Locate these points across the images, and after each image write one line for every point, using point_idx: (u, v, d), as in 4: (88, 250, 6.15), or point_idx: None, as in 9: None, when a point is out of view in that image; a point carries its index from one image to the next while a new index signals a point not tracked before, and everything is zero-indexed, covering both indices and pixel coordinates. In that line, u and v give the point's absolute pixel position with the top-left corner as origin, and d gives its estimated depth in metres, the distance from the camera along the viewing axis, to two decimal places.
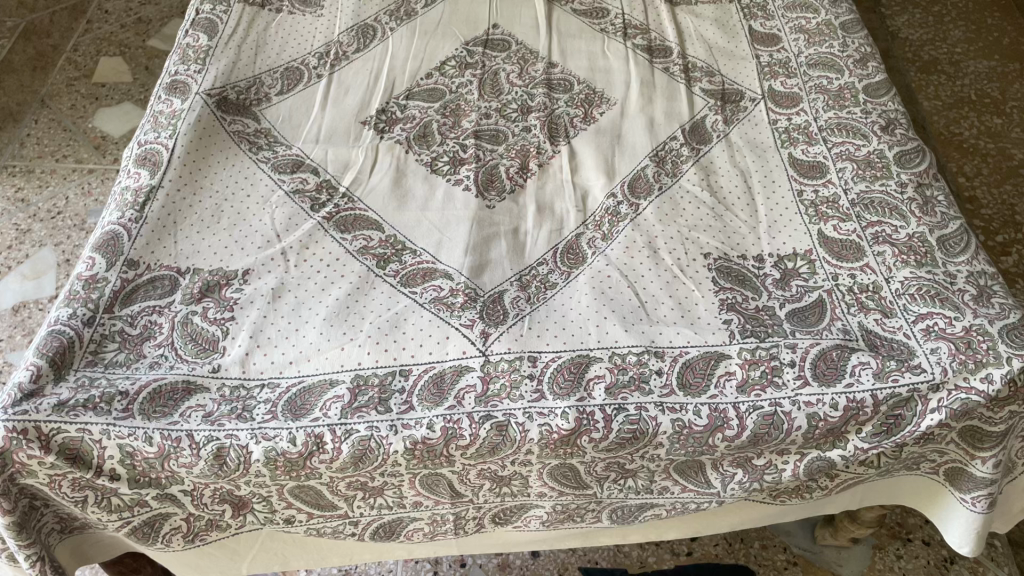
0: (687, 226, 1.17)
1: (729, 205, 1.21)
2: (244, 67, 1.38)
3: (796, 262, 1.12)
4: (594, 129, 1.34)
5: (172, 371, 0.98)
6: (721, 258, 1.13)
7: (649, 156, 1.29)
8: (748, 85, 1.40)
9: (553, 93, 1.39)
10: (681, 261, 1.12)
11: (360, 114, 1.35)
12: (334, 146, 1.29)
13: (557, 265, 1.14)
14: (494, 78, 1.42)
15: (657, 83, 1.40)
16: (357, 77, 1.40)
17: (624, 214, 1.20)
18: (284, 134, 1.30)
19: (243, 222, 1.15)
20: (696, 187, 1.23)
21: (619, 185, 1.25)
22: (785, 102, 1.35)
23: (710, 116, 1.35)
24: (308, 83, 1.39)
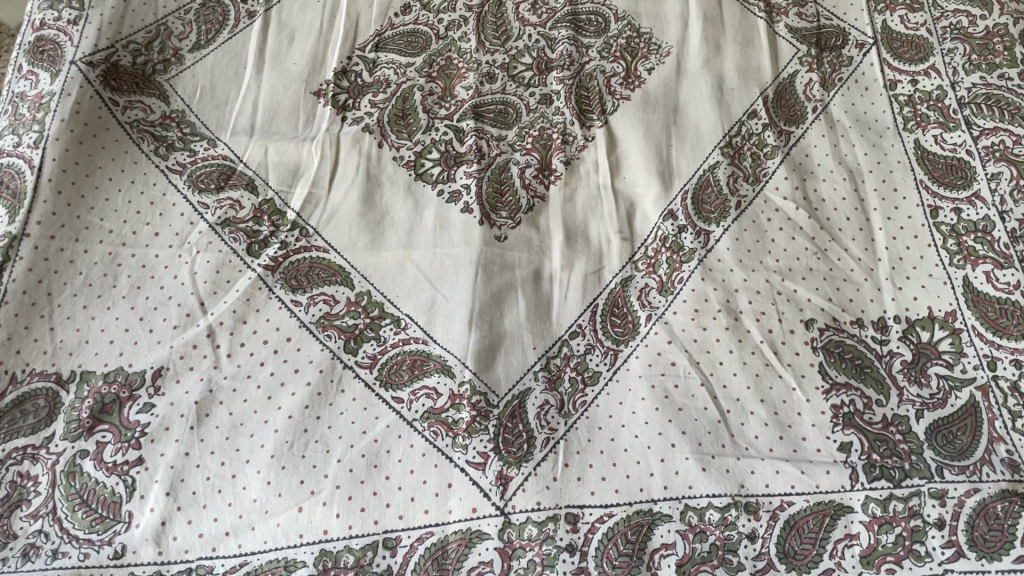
0: (778, 271, 0.84)
1: (836, 232, 0.86)
2: (141, 9, 0.97)
3: (933, 334, 0.80)
4: (642, 98, 0.96)
5: (54, 562, 0.68)
6: (829, 329, 0.80)
7: (720, 147, 0.92)
8: (852, 21, 1.00)
9: (581, 38, 1.00)
10: (775, 336, 0.80)
11: (312, 79, 0.96)
12: (276, 138, 0.91)
13: (597, 339, 0.81)
14: (499, 11, 1.01)
15: (726, 19, 1.01)
16: (306, 15, 1.00)
17: (690, 249, 0.85)
18: (205, 120, 0.92)
19: (150, 287, 0.81)
20: (787, 201, 0.88)
21: (680, 196, 0.89)
22: (907, 53, 0.97)
23: (803, 73, 0.97)
24: (237, 29, 0.98)
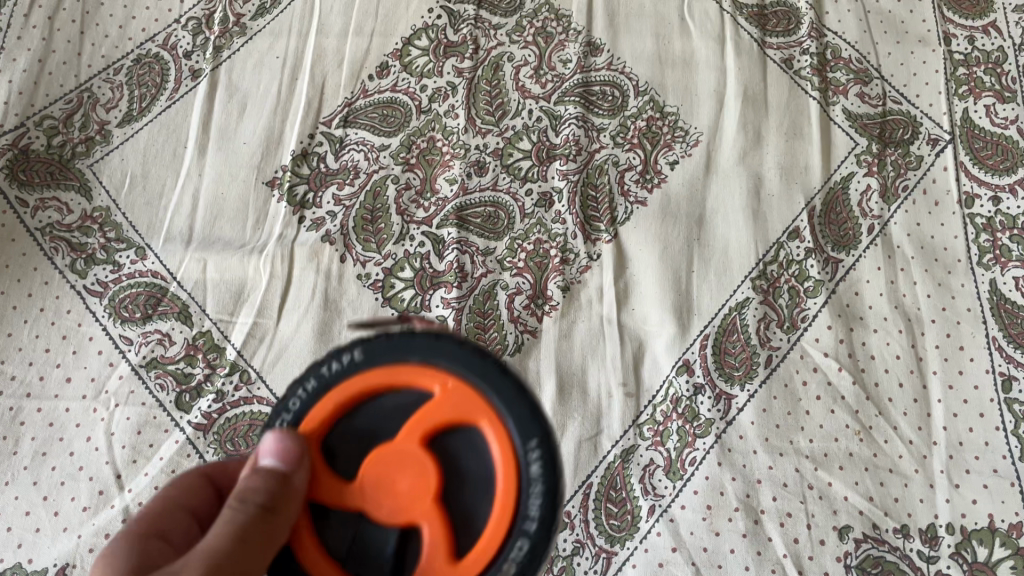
0: (811, 457, 0.70)
1: (884, 403, 0.72)
2: (60, 71, 0.81)
3: (992, 550, 0.67)
4: (661, 201, 0.79)
5: None
6: (867, 540, 0.67)
7: (751, 276, 0.76)
8: (927, 108, 0.82)
9: (592, 116, 0.82)
10: (800, 548, 0.67)
11: (265, 164, 0.79)
12: (218, 247, 0.76)
13: (588, 535, 0.68)
14: (494, 76, 0.84)
15: (771, 99, 0.83)
16: (260, 77, 0.82)
17: (707, 420, 0.71)
18: (133, 219, 0.77)
19: (57, 455, 0.68)
20: (828, 359, 0.73)
21: (698, 342, 0.74)
22: (992, 158, 0.80)
23: (860, 177, 0.80)
24: (176, 93, 0.81)
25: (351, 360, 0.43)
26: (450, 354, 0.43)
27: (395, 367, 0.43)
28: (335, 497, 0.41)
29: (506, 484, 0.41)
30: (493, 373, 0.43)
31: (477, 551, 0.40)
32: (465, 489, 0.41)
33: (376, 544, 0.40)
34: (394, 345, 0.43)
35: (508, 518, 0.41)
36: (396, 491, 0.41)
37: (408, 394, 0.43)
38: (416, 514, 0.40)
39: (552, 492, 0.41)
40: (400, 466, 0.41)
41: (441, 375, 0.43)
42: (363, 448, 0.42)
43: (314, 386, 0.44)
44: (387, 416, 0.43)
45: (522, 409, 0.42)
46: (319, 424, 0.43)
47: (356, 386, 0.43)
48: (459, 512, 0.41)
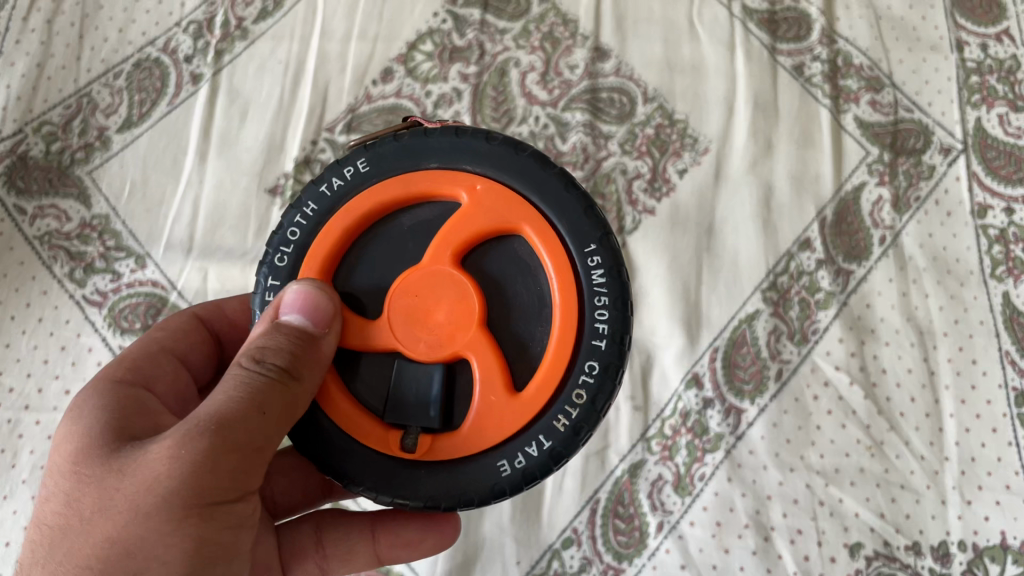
0: (822, 472, 0.69)
1: (896, 417, 0.71)
2: (59, 75, 0.79)
3: (1005, 568, 0.66)
4: (670, 210, 0.78)
5: None
6: (878, 558, 0.67)
7: (762, 287, 0.75)
8: (939, 116, 0.81)
9: (599, 123, 0.81)
10: (811, 565, 0.66)
11: (267, 171, 0.78)
12: (219, 256, 0.74)
13: (595, 551, 0.67)
14: (501, 82, 0.82)
15: (781, 106, 0.81)
16: (262, 81, 0.81)
17: (716, 435, 0.70)
18: (133, 227, 0.76)
19: None
20: (839, 372, 0.72)
21: (708, 354, 0.72)
22: (1005, 168, 0.79)
23: (872, 186, 0.78)
24: (176, 97, 0.80)
25: (359, 171, 0.47)
26: (495, 160, 0.47)
27: (417, 178, 0.47)
28: (368, 325, 0.46)
29: (564, 293, 0.45)
30: (557, 190, 0.46)
31: (536, 383, 0.45)
32: (509, 290, 0.47)
33: (421, 373, 0.45)
34: (410, 150, 0.47)
35: (572, 337, 0.45)
36: (439, 305, 0.45)
37: (437, 207, 0.48)
38: (461, 345, 0.45)
39: (617, 304, 0.46)
40: (441, 282, 0.45)
41: (472, 183, 0.47)
42: (394, 261, 0.47)
43: (315, 211, 0.47)
44: (416, 232, 0.48)
45: (577, 218, 0.46)
46: (331, 248, 0.47)
47: (380, 195, 0.47)
48: (500, 330, 0.46)
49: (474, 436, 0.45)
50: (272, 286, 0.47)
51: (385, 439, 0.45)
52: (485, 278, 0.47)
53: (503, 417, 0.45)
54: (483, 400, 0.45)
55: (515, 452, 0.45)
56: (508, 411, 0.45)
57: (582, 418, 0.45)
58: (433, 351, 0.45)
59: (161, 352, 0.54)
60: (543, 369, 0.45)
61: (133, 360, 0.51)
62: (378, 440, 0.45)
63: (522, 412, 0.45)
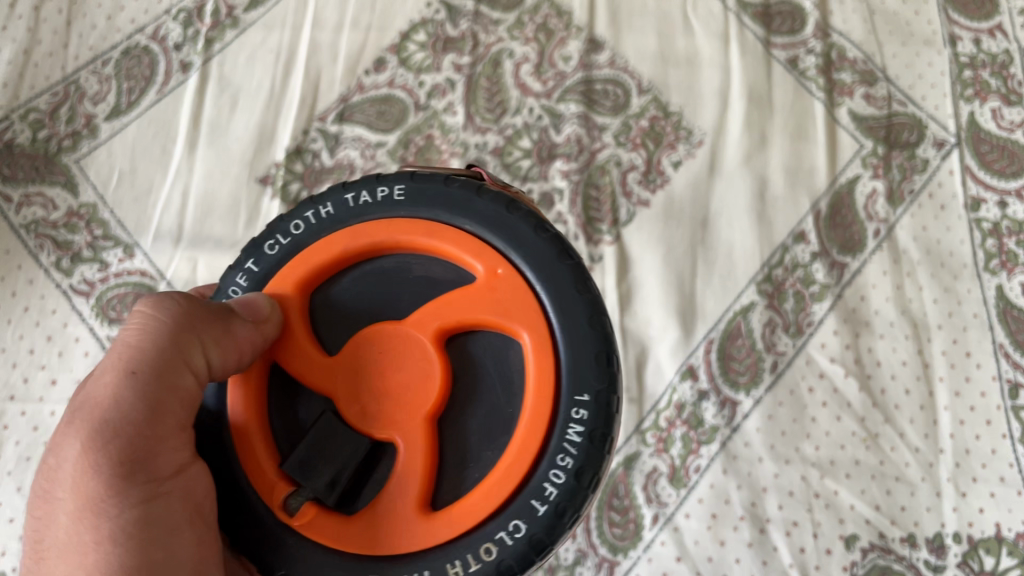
0: (818, 465, 0.69)
1: (891, 410, 0.70)
2: (46, 62, 0.78)
3: (1000, 560, 0.66)
4: (665, 202, 0.77)
5: None
6: (873, 550, 0.66)
7: (756, 280, 0.74)
8: (932, 110, 0.81)
9: (594, 115, 0.80)
10: (807, 557, 0.66)
11: (258, 160, 0.77)
12: (209, 246, 0.73)
13: (590, 544, 0.66)
14: (494, 73, 0.82)
15: (776, 99, 0.81)
16: (254, 70, 0.80)
17: (712, 427, 0.69)
18: (121, 215, 0.74)
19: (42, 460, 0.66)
20: (835, 365, 0.72)
21: (703, 346, 0.72)
22: (998, 162, 0.79)
23: (866, 179, 0.78)
24: (166, 86, 0.79)
25: (392, 198, 0.44)
26: (533, 255, 0.42)
27: (440, 228, 0.43)
28: (324, 367, 0.41)
29: (535, 419, 0.40)
30: (578, 319, 0.41)
31: (456, 512, 0.39)
32: (483, 391, 0.41)
33: (348, 439, 0.40)
34: (452, 200, 0.43)
35: (526, 464, 0.39)
36: (402, 381, 0.41)
37: (452, 269, 0.43)
38: (401, 428, 0.40)
39: (579, 473, 0.39)
40: (408, 350, 0.41)
41: (499, 264, 0.42)
42: (375, 304, 0.43)
43: (328, 214, 0.44)
44: (418, 285, 0.43)
45: (583, 362, 0.40)
46: (321, 266, 0.43)
47: (391, 230, 0.43)
48: (458, 420, 0.41)
49: (374, 539, 0.39)
50: (249, 269, 0.44)
51: (272, 489, 0.40)
52: (462, 364, 0.42)
53: (412, 535, 0.39)
54: (403, 495, 0.40)
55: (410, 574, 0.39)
56: (415, 530, 0.39)
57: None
58: (373, 421, 0.40)
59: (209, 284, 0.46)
60: (478, 492, 0.40)
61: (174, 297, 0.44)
62: (267, 484, 0.40)
63: (427, 537, 0.39)
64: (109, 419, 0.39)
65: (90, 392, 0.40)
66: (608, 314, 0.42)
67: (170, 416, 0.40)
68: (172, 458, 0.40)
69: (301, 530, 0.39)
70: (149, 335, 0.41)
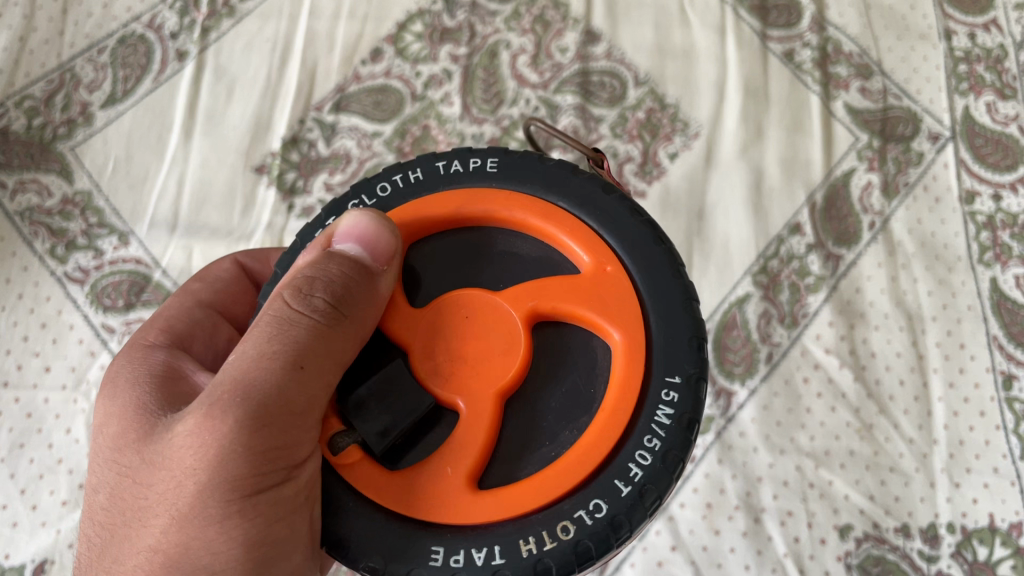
0: (812, 455, 0.69)
1: (886, 401, 0.71)
2: (41, 49, 0.78)
3: (993, 550, 0.66)
4: (661, 193, 0.77)
5: None
6: (867, 540, 0.67)
7: (752, 271, 0.75)
8: (927, 104, 0.81)
9: (590, 106, 0.80)
10: (801, 547, 0.66)
11: (253, 149, 0.77)
12: (204, 235, 0.73)
13: None
14: (491, 64, 0.82)
15: (772, 91, 0.82)
16: (250, 59, 0.80)
17: (707, 417, 0.69)
18: (116, 203, 0.74)
19: (35, 446, 0.66)
20: (829, 355, 0.72)
21: (698, 337, 0.72)
22: (993, 156, 0.79)
23: (861, 172, 0.78)
24: (162, 74, 0.79)
25: (488, 171, 0.46)
26: (627, 241, 0.44)
27: (533, 205, 0.45)
28: (408, 328, 0.43)
29: (622, 400, 0.41)
30: (670, 304, 0.43)
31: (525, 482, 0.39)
32: (563, 369, 0.42)
33: (416, 392, 0.41)
34: (548, 180, 0.46)
35: (598, 455, 0.39)
36: (485, 349, 0.42)
37: (541, 246, 0.45)
38: (477, 392, 0.41)
39: (662, 457, 0.39)
40: (496, 320, 0.42)
41: (596, 248, 0.44)
42: (458, 269, 0.45)
43: (419, 181, 0.47)
44: (503, 257, 0.45)
45: (675, 345, 0.42)
46: (414, 224, 0.45)
47: (486, 203, 0.45)
48: (536, 394, 0.42)
49: (434, 509, 0.39)
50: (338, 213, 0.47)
51: (324, 425, 0.42)
52: (547, 342, 0.43)
53: (475, 507, 0.39)
54: (473, 461, 0.40)
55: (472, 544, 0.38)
56: (467, 504, 0.39)
57: (552, 554, 0.38)
58: (444, 381, 0.41)
59: (199, 308, 0.54)
60: (553, 468, 0.40)
61: (167, 318, 0.52)
62: (334, 425, 0.42)
63: (494, 508, 0.39)
64: (266, 407, 0.37)
65: (245, 378, 0.38)
66: (698, 301, 0.43)
67: (318, 405, 0.40)
68: (304, 441, 0.39)
69: (347, 477, 0.40)
70: (296, 318, 0.39)
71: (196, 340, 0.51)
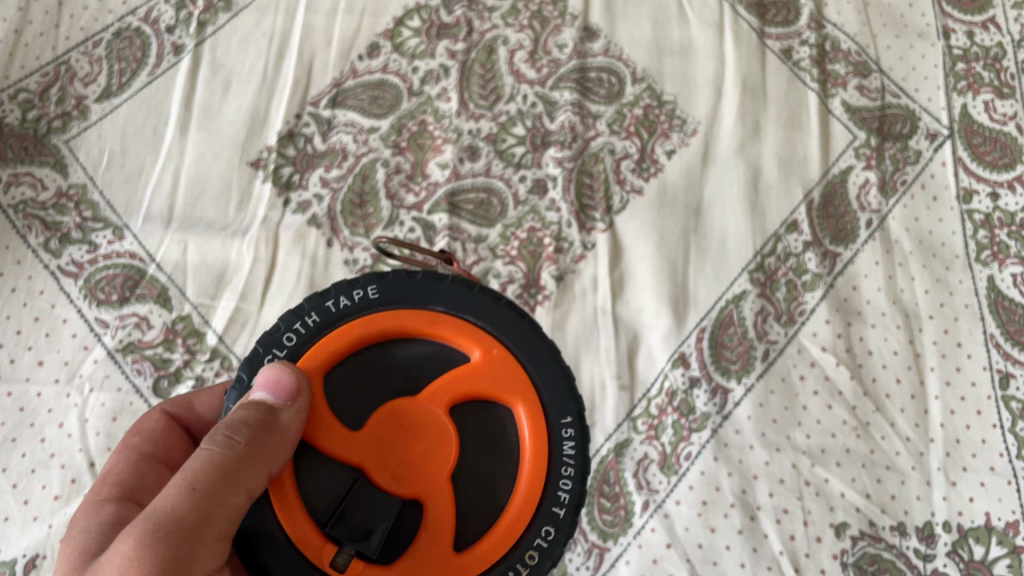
0: (809, 452, 0.68)
1: (882, 399, 0.70)
2: (36, 42, 0.78)
3: (989, 549, 0.66)
4: (658, 192, 0.77)
5: None
6: (863, 538, 0.66)
7: (749, 269, 0.74)
8: (926, 102, 0.81)
9: (588, 102, 0.80)
10: (797, 545, 0.65)
11: (249, 144, 0.76)
12: (200, 229, 0.73)
13: (581, 530, 0.65)
14: (489, 60, 0.82)
15: (770, 89, 0.81)
16: (247, 53, 0.80)
17: (703, 414, 0.69)
18: (111, 197, 0.74)
19: (27, 441, 0.65)
20: (826, 353, 0.71)
21: (694, 335, 0.72)
22: (990, 154, 0.79)
23: (859, 170, 0.78)
24: (158, 68, 0.78)
25: (370, 295, 0.47)
26: (505, 329, 0.47)
27: (417, 314, 0.47)
28: (352, 445, 0.44)
29: (540, 462, 0.45)
30: (549, 366, 0.47)
31: (485, 546, 0.44)
32: (492, 454, 0.45)
33: (379, 501, 0.43)
34: (421, 290, 0.47)
35: (533, 502, 0.45)
36: (423, 450, 0.44)
37: (434, 350, 0.47)
38: (425, 489, 0.43)
39: (580, 477, 0.46)
40: (429, 429, 0.44)
41: (482, 339, 0.47)
42: (372, 385, 0.45)
43: (316, 323, 0.46)
44: (409, 369, 0.46)
45: (558, 389, 0.47)
46: (326, 355, 0.45)
47: (380, 324, 0.46)
48: (468, 478, 0.45)
49: None
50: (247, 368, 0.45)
51: (318, 552, 0.42)
52: (472, 428, 0.46)
53: (461, 568, 0.43)
54: (431, 541, 0.43)
55: None
56: (452, 562, 0.43)
57: None
58: (400, 484, 0.43)
59: (145, 462, 0.51)
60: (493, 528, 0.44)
61: (114, 478, 0.49)
62: (311, 547, 0.42)
63: (464, 568, 0.43)
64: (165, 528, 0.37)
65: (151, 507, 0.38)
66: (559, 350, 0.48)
67: (221, 535, 0.39)
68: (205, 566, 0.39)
69: None
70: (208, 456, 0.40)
71: (144, 490, 0.49)
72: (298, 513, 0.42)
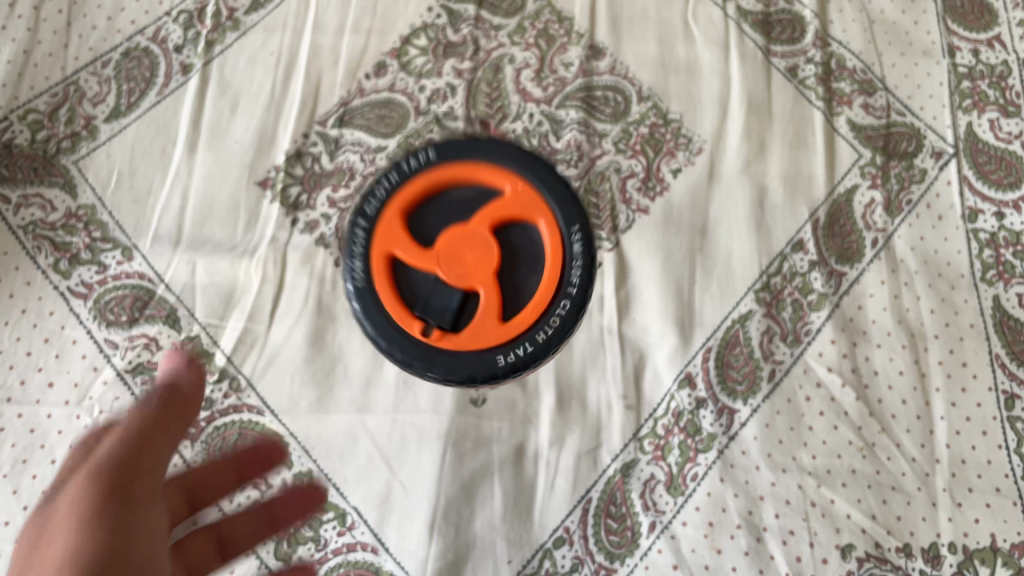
0: (815, 473, 0.69)
1: (888, 419, 0.71)
2: (45, 63, 0.79)
3: (994, 570, 0.66)
4: (664, 210, 0.77)
5: None
6: (869, 560, 0.66)
7: (755, 289, 0.75)
8: (931, 120, 0.82)
9: (594, 121, 0.80)
10: (803, 566, 0.66)
11: (257, 164, 0.77)
12: (208, 249, 0.73)
13: (587, 551, 0.66)
14: (495, 78, 0.82)
15: (776, 107, 0.82)
16: (254, 72, 0.80)
17: (709, 435, 0.69)
18: (120, 217, 0.74)
19: (38, 463, 0.66)
20: (832, 374, 0.72)
21: (700, 354, 0.72)
22: (995, 173, 0.80)
23: (864, 188, 0.79)
24: (166, 87, 0.79)
25: (427, 158, 0.54)
26: (534, 170, 0.54)
27: (465, 164, 0.54)
28: (424, 258, 0.52)
29: (553, 275, 0.52)
30: (558, 185, 0.53)
31: (523, 317, 0.51)
32: (523, 259, 0.52)
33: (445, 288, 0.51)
34: (466, 147, 0.54)
35: (552, 291, 0.51)
36: (470, 253, 0.51)
37: (475, 190, 0.54)
38: (479, 282, 0.51)
39: (588, 269, 0.52)
40: (472, 237, 0.52)
41: (509, 175, 0.54)
42: (432, 230, 0.53)
43: (386, 189, 0.54)
44: (458, 207, 0.53)
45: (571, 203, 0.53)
46: (404, 202, 0.53)
47: (438, 175, 0.54)
48: (512, 283, 0.52)
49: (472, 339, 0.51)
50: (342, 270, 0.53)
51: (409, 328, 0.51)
52: (511, 243, 0.52)
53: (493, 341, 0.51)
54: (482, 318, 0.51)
55: (509, 350, 0.51)
56: (495, 330, 0.51)
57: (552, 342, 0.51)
58: (460, 281, 0.51)
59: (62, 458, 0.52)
60: (530, 305, 0.51)
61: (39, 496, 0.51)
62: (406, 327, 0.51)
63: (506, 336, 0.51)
64: None
65: None
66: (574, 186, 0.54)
67: None
68: None
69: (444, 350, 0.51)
70: None
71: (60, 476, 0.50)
72: (396, 306, 0.52)
